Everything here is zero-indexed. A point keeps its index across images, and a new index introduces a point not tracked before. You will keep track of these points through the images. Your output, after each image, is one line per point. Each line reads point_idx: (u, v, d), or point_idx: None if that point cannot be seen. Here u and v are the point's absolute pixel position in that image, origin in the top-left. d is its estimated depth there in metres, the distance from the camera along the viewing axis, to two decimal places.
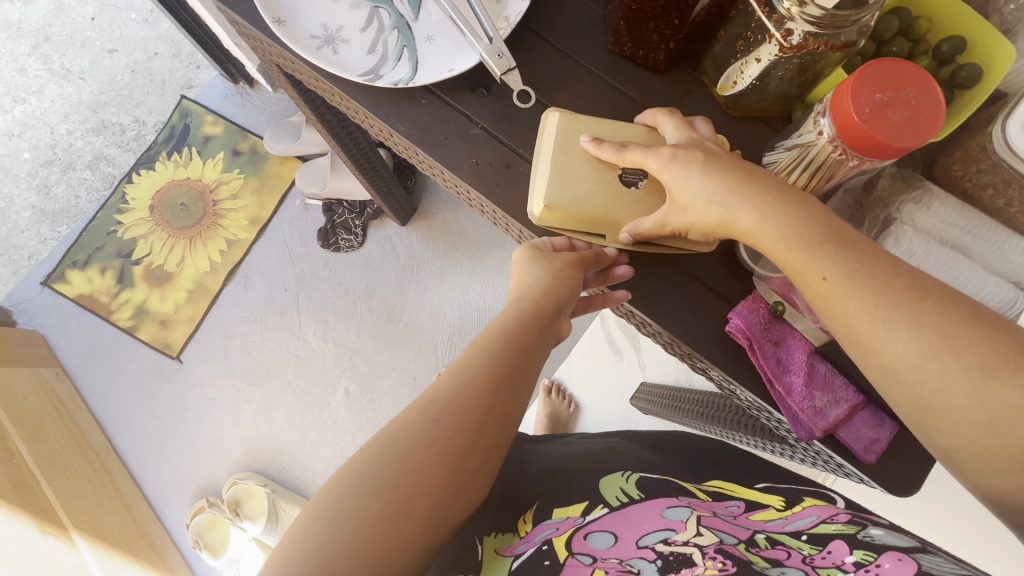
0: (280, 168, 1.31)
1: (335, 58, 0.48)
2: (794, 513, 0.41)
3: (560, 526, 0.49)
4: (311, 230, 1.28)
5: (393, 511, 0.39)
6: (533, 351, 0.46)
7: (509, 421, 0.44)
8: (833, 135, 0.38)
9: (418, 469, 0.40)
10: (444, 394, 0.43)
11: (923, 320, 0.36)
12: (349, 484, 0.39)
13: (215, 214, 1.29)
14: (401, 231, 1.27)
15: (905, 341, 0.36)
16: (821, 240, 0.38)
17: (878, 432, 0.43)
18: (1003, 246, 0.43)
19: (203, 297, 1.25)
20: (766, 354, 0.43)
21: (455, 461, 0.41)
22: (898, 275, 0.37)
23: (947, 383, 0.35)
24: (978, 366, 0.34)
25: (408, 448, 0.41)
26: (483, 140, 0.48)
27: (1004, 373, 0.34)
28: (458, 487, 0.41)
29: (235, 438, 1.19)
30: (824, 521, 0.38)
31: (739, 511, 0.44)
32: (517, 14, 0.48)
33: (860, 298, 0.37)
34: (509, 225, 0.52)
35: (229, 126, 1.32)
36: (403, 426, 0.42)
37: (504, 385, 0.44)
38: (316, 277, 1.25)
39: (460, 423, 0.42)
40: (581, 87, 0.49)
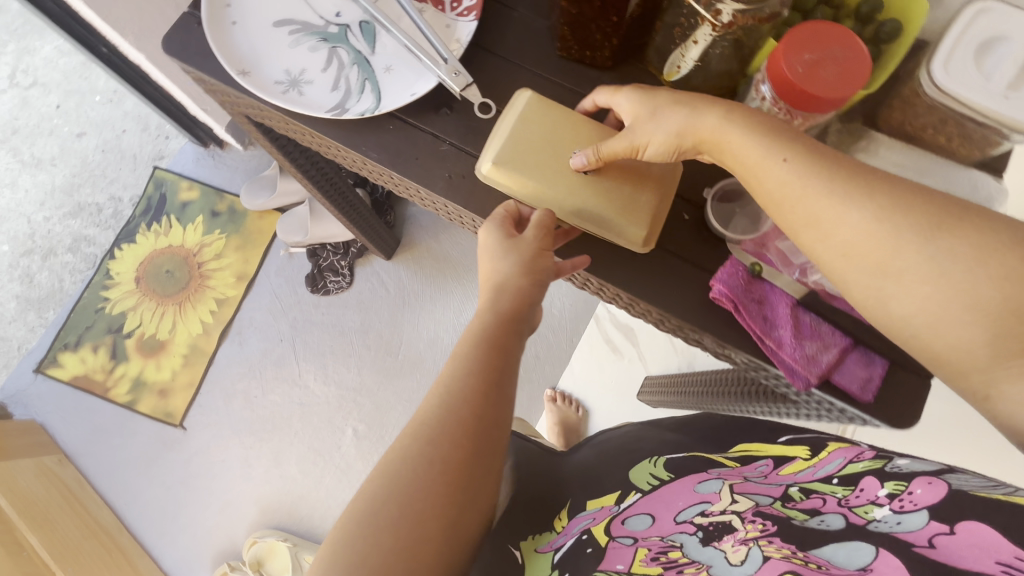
0: (259, 222, 1.33)
1: (301, 98, 0.51)
2: (822, 459, 0.39)
3: (597, 515, 0.52)
4: (299, 276, 1.29)
5: (403, 546, 0.39)
6: (511, 350, 0.47)
7: (502, 425, 0.45)
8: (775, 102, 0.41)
9: (423, 499, 0.41)
10: (433, 413, 0.44)
11: (866, 195, 0.36)
12: (357, 524, 0.40)
13: (201, 276, 1.29)
14: (387, 265, 1.29)
15: (850, 219, 0.36)
16: (770, 137, 0.40)
17: (871, 370, 0.45)
18: (949, 180, 0.46)
19: (198, 359, 1.25)
20: (752, 312, 0.45)
21: (457, 478, 0.42)
22: (874, 181, 0.37)
23: (894, 252, 0.35)
24: (920, 225, 0.35)
25: (405, 479, 0.41)
26: (453, 155, 0.51)
27: (943, 230, 0.34)
28: (462, 500, 0.42)
29: (249, 497, 1.17)
30: (850, 461, 0.36)
31: (769, 469, 0.43)
32: (467, 35, 0.51)
33: (829, 201, 0.37)
34: None
35: (204, 189, 1.34)
36: (400, 455, 0.43)
37: (492, 388, 0.45)
38: (310, 323, 1.26)
39: (454, 437, 0.43)
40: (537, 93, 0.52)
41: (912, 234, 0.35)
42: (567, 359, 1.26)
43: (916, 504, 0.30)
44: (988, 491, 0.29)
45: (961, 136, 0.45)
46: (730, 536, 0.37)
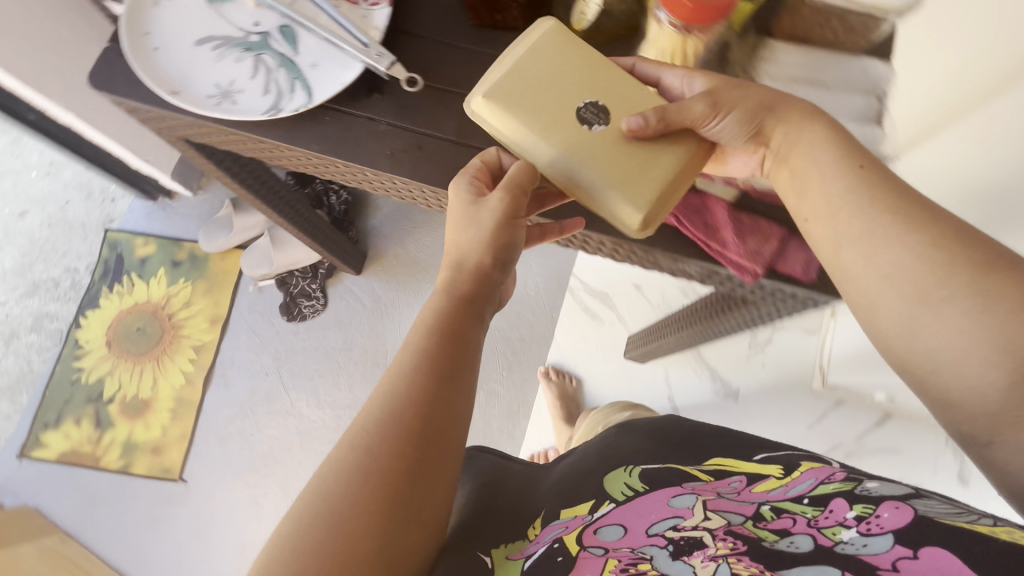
0: (223, 264, 1.32)
1: (235, 107, 0.52)
2: (793, 479, 0.41)
3: (570, 523, 0.48)
4: (273, 308, 1.29)
5: (333, 563, 0.38)
6: (452, 349, 0.46)
7: (448, 435, 0.44)
8: (671, 16, 0.46)
9: (359, 511, 0.40)
10: (372, 424, 0.43)
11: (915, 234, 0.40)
12: (286, 540, 0.39)
13: (174, 328, 1.28)
14: (358, 280, 1.30)
15: (899, 249, 0.40)
16: (829, 171, 0.44)
17: (811, 253, 0.49)
18: (843, 69, 0.51)
19: (187, 410, 1.23)
20: (694, 222, 0.50)
21: (398, 487, 0.41)
22: (928, 221, 0.40)
23: (936, 283, 0.38)
24: (964, 264, 0.38)
25: (342, 489, 0.40)
26: (392, 132, 0.53)
27: (988, 274, 0.37)
28: (404, 513, 0.41)
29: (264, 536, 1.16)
30: (823, 482, 0.38)
31: (742, 485, 0.43)
32: (383, 20, 0.54)
33: (879, 230, 0.41)
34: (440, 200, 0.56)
35: (161, 241, 1.33)
36: (336, 467, 0.42)
37: (435, 389, 0.44)
38: (293, 351, 1.26)
39: (400, 443, 0.42)
40: (461, 63, 0.55)
41: (957, 276, 0.38)
42: (551, 335, 1.28)
43: (883, 529, 0.32)
44: (952, 519, 0.31)
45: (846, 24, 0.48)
46: (700, 553, 0.37)
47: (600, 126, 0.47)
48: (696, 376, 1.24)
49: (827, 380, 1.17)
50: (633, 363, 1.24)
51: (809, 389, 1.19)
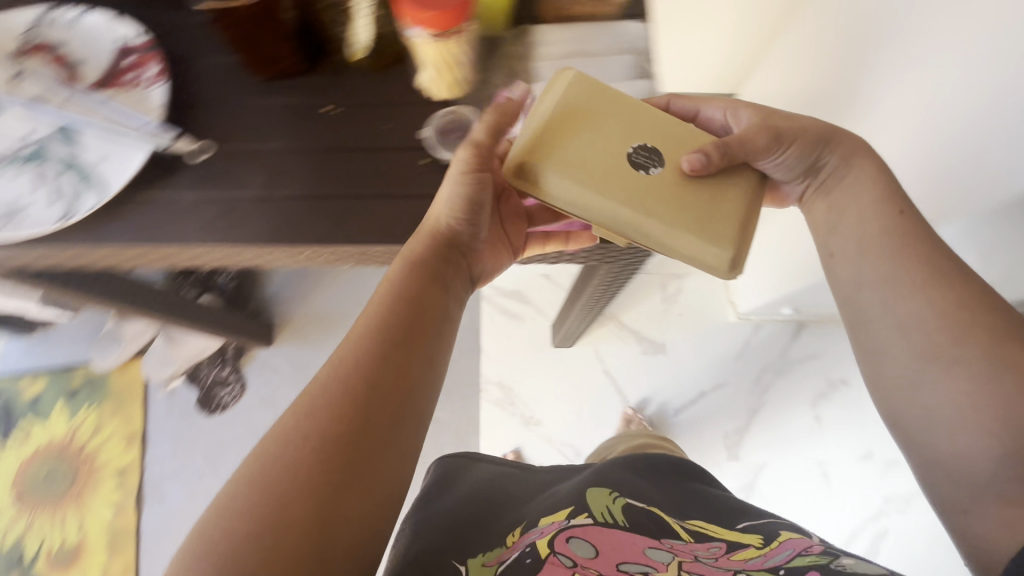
0: (123, 377, 1.24)
1: (23, 225, 0.49)
2: (771, 550, 0.48)
3: (546, 530, 0.53)
4: (190, 407, 1.22)
5: (265, 514, 0.38)
6: (400, 314, 0.48)
7: (404, 399, 0.45)
8: (422, 31, 0.47)
9: (293, 465, 0.40)
10: (323, 384, 0.44)
11: (922, 285, 0.50)
12: (226, 497, 0.39)
13: (88, 460, 1.19)
14: (272, 351, 1.26)
15: (921, 300, 0.49)
16: (872, 220, 0.54)
17: None
18: (604, 36, 0.56)
19: (123, 541, 1.14)
20: None
21: (340, 447, 0.42)
22: (953, 286, 0.49)
23: (940, 326, 0.48)
24: (971, 324, 0.47)
25: (287, 439, 0.41)
26: (198, 203, 0.52)
27: (991, 332, 0.46)
28: (344, 481, 0.41)
29: None
30: (799, 555, 0.45)
31: (720, 552, 0.50)
32: (160, 99, 0.54)
33: (899, 283, 0.51)
34: (267, 260, 0.54)
35: (50, 375, 1.24)
36: (281, 424, 0.43)
37: (386, 349, 0.46)
38: (222, 444, 1.20)
39: (342, 403, 0.43)
40: (254, 118, 0.55)
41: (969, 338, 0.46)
42: (479, 347, 1.29)
43: None
44: None
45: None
46: None
47: (656, 168, 0.50)
48: (624, 342, 1.29)
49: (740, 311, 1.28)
50: (564, 349, 1.28)
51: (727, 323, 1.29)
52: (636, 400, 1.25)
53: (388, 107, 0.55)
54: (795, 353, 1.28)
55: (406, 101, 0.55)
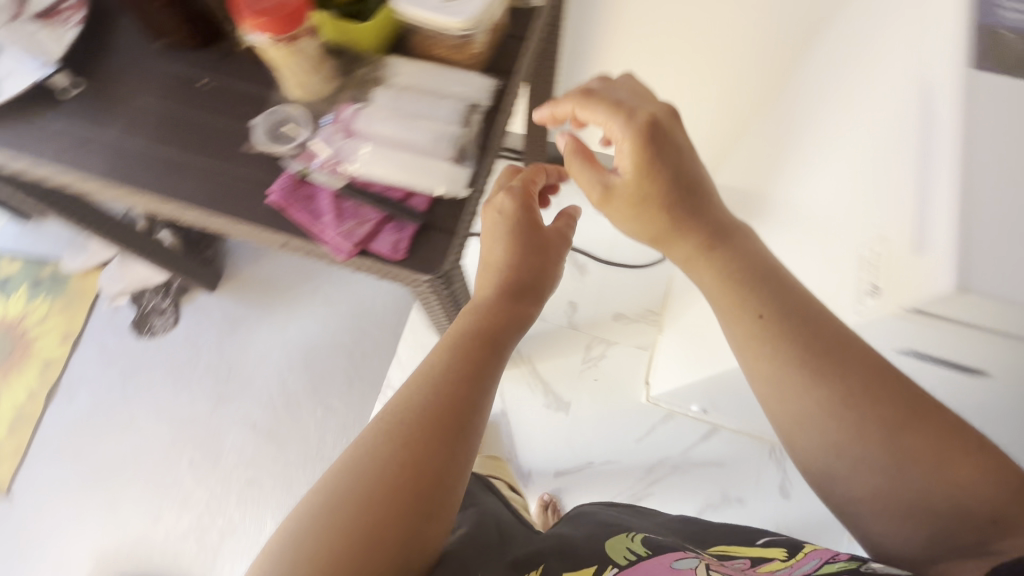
0: (83, 282, 1.37)
1: None
2: (799, 561, 0.54)
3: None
4: (125, 325, 1.33)
5: (370, 493, 0.48)
6: (472, 350, 0.56)
7: (473, 417, 0.53)
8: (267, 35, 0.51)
9: (394, 462, 0.49)
10: (418, 398, 0.52)
11: (792, 363, 0.53)
12: (339, 489, 0.48)
13: (26, 343, 1.32)
14: (211, 298, 1.35)
15: (790, 372, 0.53)
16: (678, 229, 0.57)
17: (399, 234, 0.54)
18: None
19: (25, 424, 1.25)
20: (298, 207, 0.54)
21: (425, 458, 0.49)
22: (734, 273, 0.56)
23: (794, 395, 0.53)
24: (815, 410, 0.52)
25: (447, 371, 0.54)
26: (61, 131, 0.59)
27: (843, 406, 0.51)
28: (435, 482, 0.49)
29: (85, 550, 1.16)
30: (827, 563, 0.51)
31: (748, 566, 0.58)
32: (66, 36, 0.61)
33: (700, 262, 0.57)
34: (104, 191, 0.61)
35: (25, 261, 1.39)
36: (385, 427, 0.51)
37: (461, 378, 0.54)
38: (140, 366, 1.30)
39: (447, 421, 0.51)
40: (125, 68, 0.62)
41: (831, 414, 0.52)
42: (389, 352, 1.29)
43: None
44: None
45: (453, 49, 0.59)
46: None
47: None
48: (530, 392, 1.27)
49: (652, 394, 1.23)
50: None
51: (636, 404, 1.25)
52: (522, 444, 1.24)
53: (238, 88, 0.61)
54: (697, 455, 1.22)
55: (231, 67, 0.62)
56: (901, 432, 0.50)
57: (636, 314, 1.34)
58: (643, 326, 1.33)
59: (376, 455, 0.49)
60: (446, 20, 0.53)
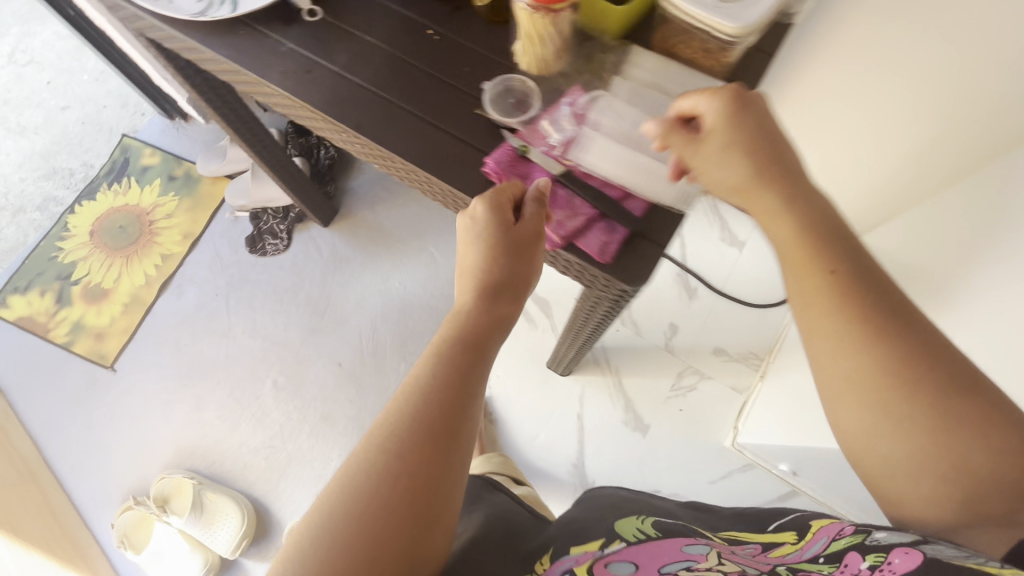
0: (211, 189, 1.43)
1: (171, 5, 0.60)
2: (808, 541, 0.44)
3: (580, 558, 0.54)
4: (241, 238, 1.38)
5: (358, 525, 0.42)
6: (457, 355, 0.49)
7: (464, 427, 0.47)
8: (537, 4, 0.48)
9: (383, 487, 0.43)
10: (405, 410, 0.47)
11: (870, 352, 0.43)
12: (323, 525, 0.42)
13: (151, 233, 1.39)
14: (323, 232, 1.38)
15: (848, 365, 0.44)
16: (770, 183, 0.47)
17: (610, 236, 0.50)
18: None
19: (137, 308, 1.32)
20: (512, 184, 0.52)
21: (416, 480, 0.44)
22: (821, 240, 0.46)
23: (859, 381, 0.43)
24: (875, 400, 0.43)
25: (425, 385, 0.48)
26: (290, 54, 0.58)
27: (892, 404, 0.42)
28: (433, 497, 0.44)
29: (166, 439, 1.22)
30: (834, 539, 0.41)
31: (757, 551, 0.48)
32: None
33: (811, 266, 0.46)
34: (313, 120, 0.61)
35: (165, 156, 1.46)
36: (368, 447, 0.45)
37: (448, 389, 0.48)
38: (246, 280, 1.35)
39: (437, 434, 0.46)
40: (357, 3, 0.60)
41: (893, 390, 0.42)
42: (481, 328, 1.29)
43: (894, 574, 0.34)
44: (964, 560, 0.33)
45: (704, 52, 0.54)
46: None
47: None
48: (611, 404, 1.24)
49: (738, 440, 1.18)
50: (553, 374, 1.26)
51: (718, 446, 1.20)
52: (592, 453, 1.21)
53: (464, 47, 0.59)
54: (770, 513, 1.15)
55: (465, 28, 0.59)
56: (951, 398, 0.41)
57: (736, 353, 1.27)
58: (741, 367, 1.26)
59: (373, 458, 0.45)
60: (724, 24, 0.49)
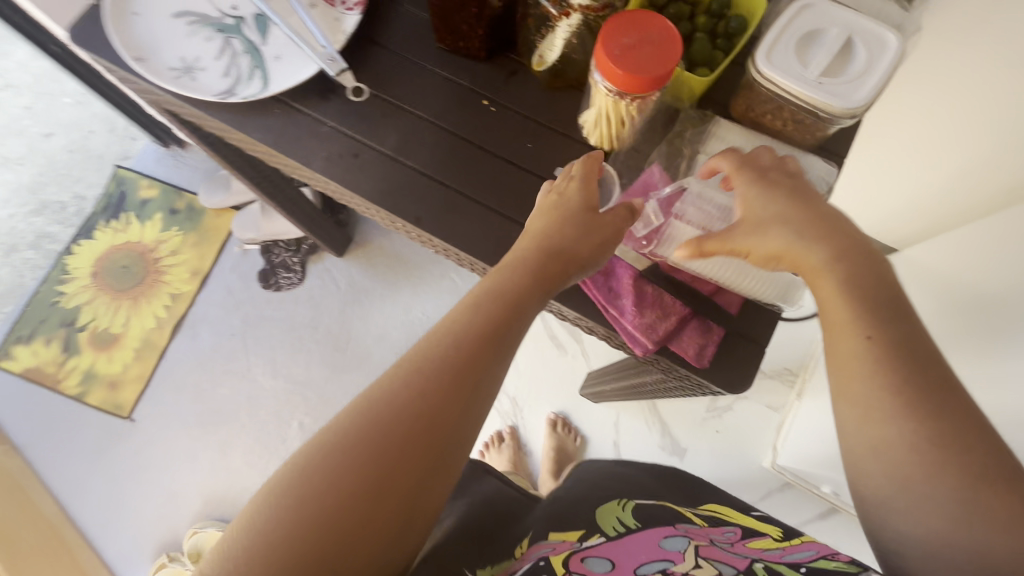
0: (216, 220, 1.36)
1: (194, 83, 0.54)
2: (791, 546, 0.43)
3: (558, 546, 0.49)
4: (252, 273, 1.32)
5: (363, 457, 0.40)
6: (498, 310, 0.45)
7: (487, 386, 0.44)
8: (619, 92, 0.43)
9: (391, 427, 0.41)
10: (431, 359, 0.43)
11: (902, 411, 0.36)
12: (326, 451, 0.40)
13: (157, 271, 1.33)
14: (338, 262, 1.32)
15: (886, 432, 0.37)
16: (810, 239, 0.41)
17: (706, 338, 0.47)
18: None
19: (150, 353, 1.28)
20: (598, 284, 0.49)
21: (427, 432, 0.41)
22: (856, 299, 0.39)
23: (884, 438, 0.37)
24: (905, 466, 0.36)
25: (455, 336, 0.44)
26: (332, 135, 0.53)
27: (929, 475, 0.35)
28: (440, 450, 0.41)
29: (194, 488, 1.19)
30: (824, 558, 0.39)
31: (735, 537, 0.45)
32: (352, 27, 0.54)
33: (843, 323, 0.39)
34: (360, 205, 0.56)
35: (164, 187, 1.38)
36: (387, 385, 0.42)
37: (480, 344, 0.43)
38: (261, 317, 1.30)
39: (457, 386, 0.42)
40: (403, 73, 0.55)
41: (925, 462, 0.35)
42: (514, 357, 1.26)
43: None
44: None
45: (794, 122, 0.49)
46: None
47: None
48: (646, 429, 1.22)
49: (777, 461, 1.16)
50: (587, 401, 1.24)
51: (757, 467, 1.19)
52: None
53: (525, 121, 0.54)
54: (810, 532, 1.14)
55: (524, 98, 0.54)
56: (984, 484, 0.34)
57: (769, 370, 1.25)
58: (776, 384, 1.24)
59: (391, 405, 0.41)
60: (831, 104, 0.44)
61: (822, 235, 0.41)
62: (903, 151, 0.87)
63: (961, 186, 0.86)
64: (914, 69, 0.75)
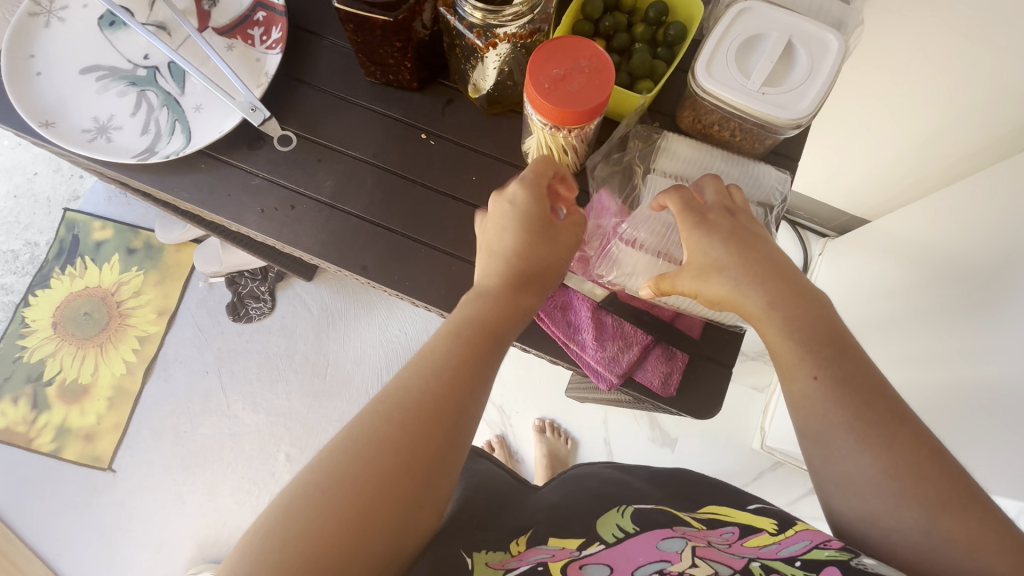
0: (177, 256, 1.31)
1: (109, 145, 0.51)
2: (787, 537, 0.38)
3: (557, 553, 0.44)
4: (220, 306, 1.29)
5: (349, 489, 0.36)
6: (477, 333, 0.43)
7: (473, 410, 0.41)
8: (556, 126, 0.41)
9: (377, 456, 0.37)
10: (415, 385, 0.40)
11: (864, 437, 0.37)
12: (309, 488, 0.36)
13: (121, 315, 1.28)
14: (308, 286, 1.29)
15: (851, 466, 0.37)
16: (756, 279, 0.41)
17: (670, 365, 0.49)
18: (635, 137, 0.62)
19: (124, 400, 1.24)
20: (557, 321, 0.50)
21: (417, 456, 0.38)
22: (803, 335, 0.40)
23: (851, 467, 0.37)
24: (873, 495, 0.36)
25: (437, 360, 0.41)
26: (264, 187, 0.50)
27: (906, 492, 0.35)
28: (430, 475, 0.38)
29: (185, 533, 1.17)
30: (816, 547, 0.35)
31: (733, 538, 0.41)
32: (273, 67, 0.51)
33: (792, 359, 0.40)
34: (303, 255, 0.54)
35: (118, 227, 1.33)
36: (371, 414, 0.39)
37: (462, 367, 0.41)
38: (235, 351, 1.26)
39: (441, 407, 0.40)
40: (333, 112, 0.52)
41: (891, 490, 0.36)
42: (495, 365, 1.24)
43: None
44: None
45: (742, 132, 0.48)
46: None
47: None
48: (635, 423, 1.22)
49: (766, 443, 1.17)
50: (574, 402, 1.23)
51: (747, 450, 1.20)
52: None
53: (467, 152, 0.52)
54: (803, 508, 1.16)
55: (463, 127, 0.52)
56: (952, 502, 0.34)
57: (751, 352, 1.25)
58: (759, 365, 1.24)
59: (375, 432, 0.38)
60: (775, 117, 0.43)
61: (762, 272, 0.41)
62: (864, 125, 0.86)
63: (925, 156, 0.85)
64: (871, 45, 0.73)
